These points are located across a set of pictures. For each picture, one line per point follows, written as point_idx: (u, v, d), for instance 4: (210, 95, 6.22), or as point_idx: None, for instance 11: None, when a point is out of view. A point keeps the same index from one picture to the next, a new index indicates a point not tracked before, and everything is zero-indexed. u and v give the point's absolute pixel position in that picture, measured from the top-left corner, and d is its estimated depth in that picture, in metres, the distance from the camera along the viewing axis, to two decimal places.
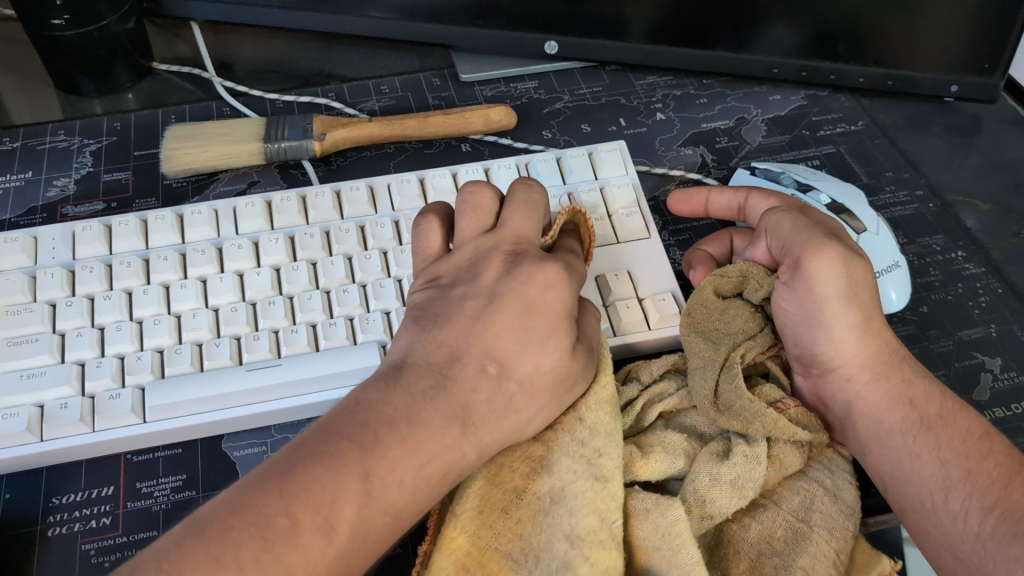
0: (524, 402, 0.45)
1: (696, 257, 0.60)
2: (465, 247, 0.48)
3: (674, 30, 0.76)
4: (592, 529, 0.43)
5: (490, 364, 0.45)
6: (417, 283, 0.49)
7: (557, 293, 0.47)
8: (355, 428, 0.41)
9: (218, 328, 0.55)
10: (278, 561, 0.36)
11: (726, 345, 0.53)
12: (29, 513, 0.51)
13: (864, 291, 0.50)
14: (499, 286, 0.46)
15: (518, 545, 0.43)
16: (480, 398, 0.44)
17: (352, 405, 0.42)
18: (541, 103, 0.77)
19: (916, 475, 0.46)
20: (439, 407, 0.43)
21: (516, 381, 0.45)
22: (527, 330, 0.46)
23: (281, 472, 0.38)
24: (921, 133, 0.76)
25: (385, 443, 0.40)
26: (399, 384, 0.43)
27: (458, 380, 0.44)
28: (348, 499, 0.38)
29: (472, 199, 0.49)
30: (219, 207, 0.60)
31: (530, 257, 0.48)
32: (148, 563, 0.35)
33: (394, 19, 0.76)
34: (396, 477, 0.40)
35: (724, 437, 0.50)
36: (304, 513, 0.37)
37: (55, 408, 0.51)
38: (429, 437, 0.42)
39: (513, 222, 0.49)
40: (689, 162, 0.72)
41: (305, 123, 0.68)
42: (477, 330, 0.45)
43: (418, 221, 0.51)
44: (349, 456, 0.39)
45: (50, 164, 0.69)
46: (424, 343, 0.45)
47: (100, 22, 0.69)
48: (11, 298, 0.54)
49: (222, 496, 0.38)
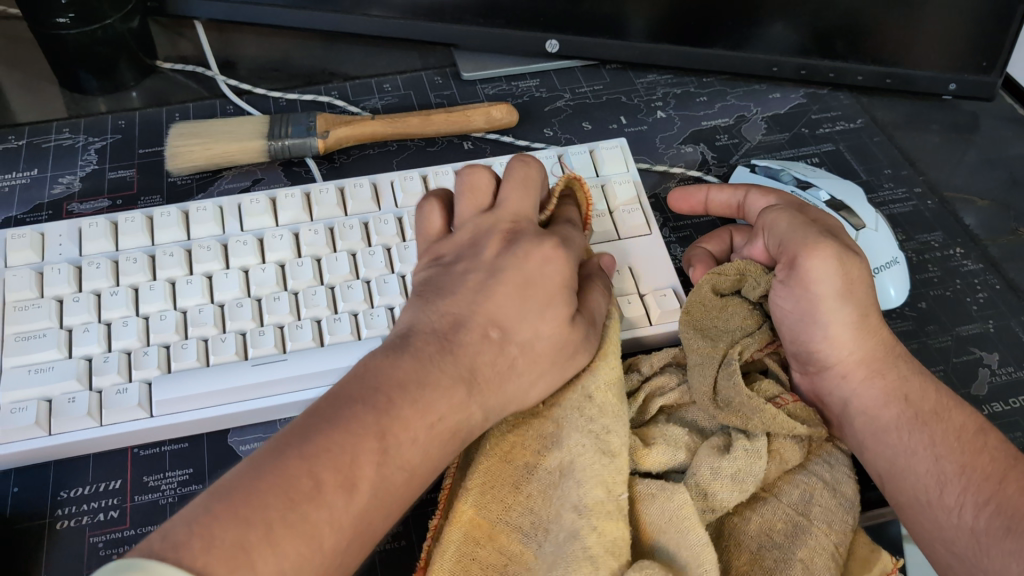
0: (527, 366, 0.47)
1: (696, 256, 0.61)
2: (466, 227, 0.50)
3: (674, 28, 0.77)
4: (599, 500, 0.44)
5: (493, 330, 0.46)
6: (421, 262, 0.51)
7: (554, 268, 0.48)
8: (366, 391, 0.41)
9: (224, 323, 0.55)
10: (305, 519, 0.36)
11: (724, 343, 0.53)
12: (37, 507, 0.51)
13: (860, 290, 0.51)
14: (499, 260, 0.48)
15: (528, 518, 0.46)
16: (485, 360, 0.45)
17: (359, 371, 0.43)
18: (543, 101, 0.77)
19: (912, 471, 0.46)
20: (446, 369, 0.44)
21: (517, 345, 0.47)
22: (527, 300, 0.47)
23: (298, 438, 0.39)
24: (919, 130, 0.76)
25: (398, 404, 0.41)
26: (407, 350, 0.44)
27: (463, 345, 0.45)
28: (367, 458, 0.39)
29: (469, 180, 0.51)
30: (225, 204, 0.61)
31: (526, 234, 0.49)
32: (179, 527, 0.34)
33: (397, 18, 0.77)
34: (410, 435, 0.41)
35: (724, 432, 0.51)
36: (327, 472, 0.38)
37: (63, 402, 0.51)
38: (438, 398, 0.43)
39: (509, 201, 0.51)
40: (689, 159, 0.72)
41: (308, 121, 0.68)
42: (480, 299, 0.47)
43: (420, 205, 0.53)
44: (364, 417, 0.40)
45: (55, 162, 0.70)
46: (430, 313, 0.46)
47: (105, 21, 0.70)
48: (19, 294, 0.55)
49: (243, 465, 0.38)
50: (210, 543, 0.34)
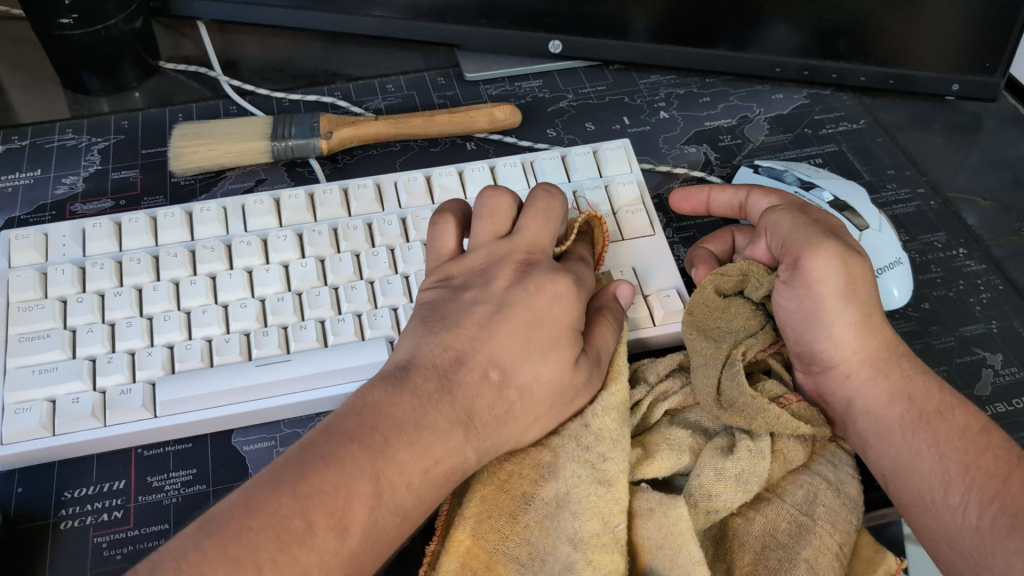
0: (524, 410, 0.47)
1: (699, 256, 0.61)
2: (478, 252, 0.50)
3: (676, 29, 0.77)
4: (595, 532, 0.45)
5: (493, 371, 0.46)
6: (428, 281, 0.51)
7: (563, 307, 0.48)
8: (363, 431, 0.42)
9: (227, 325, 0.55)
10: (294, 561, 0.37)
11: (727, 343, 0.53)
12: (41, 507, 0.51)
13: (863, 290, 0.51)
14: (508, 294, 0.48)
15: (525, 549, 0.45)
16: (483, 404, 0.45)
17: (359, 407, 0.43)
18: (545, 102, 0.77)
19: (916, 469, 0.46)
20: (445, 410, 0.44)
21: (516, 389, 0.46)
22: (532, 340, 0.47)
23: (292, 474, 0.39)
24: (922, 131, 0.76)
25: (394, 446, 0.42)
26: (407, 387, 0.44)
27: (462, 384, 0.45)
28: (360, 502, 0.40)
29: (490, 204, 0.51)
30: (228, 205, 0.61)
31: (539, 267, 0.49)
32: (168, 563, 0.36)
33: (400, 18, 0.77)
34: (405, 479, 0.41)
35: (728, 433, 0.51)
36: (319, 515, 0.38)
37: (67, 403, 0.51)
38: (435, 441, 0.43)
39: (527, 232, 0.51)
40: (692, 160, 0.72)
41: (311, 121, 0.68)
42: (483, 337, 0.46)
43: (434, 222, 0.52)
44: (360, 459, 0.41)
45: (59, 162, 0.70)
46: (430, 345, 0.46)
47: (108, 22, 0.70)
48: (23, 295, 0.55)
49: (236, 495, 0.39)
50: None
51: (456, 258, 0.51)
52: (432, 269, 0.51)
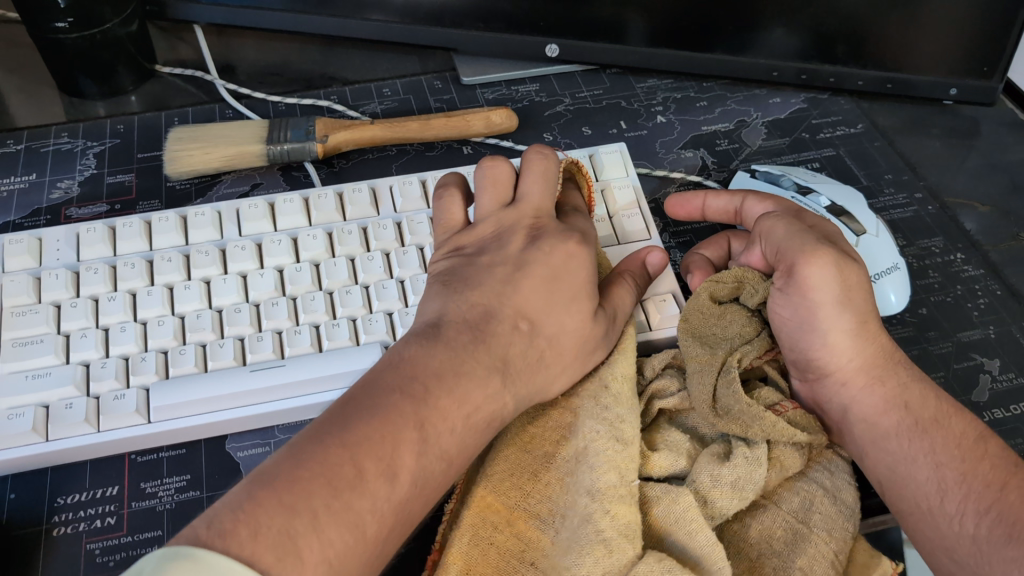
0: (555, 358, 0.48)
1: (694, 262, 0.60)
2: (489, 221, 0.51)
3: (673, 32, 0.77)
4: (611, 484, 0.44)
5: (522, 322, 0.47)
6: (440, 252, 0.52)
7: (578, 264, 0.49)
8: (404, 381, 0.42)
9: (222, 330, 0.55)
10: (349, 506, 0.37)
11: (723, 349, 0.53)
12: (34, 513, 0.51)
13: (859, 297, 0.50)
14: (524, 255, 0.49)
15: (546, 506, 0.46)
16: (516, 352, 0.46)
17: (397, 360, 0.44)
18: (543, 105, 0.77)
19: (912, 478, 0.46)
20: (481, 360, 0.45)
21: (545, 338, 0.48)
22: (555, 293, 0.48)
23: (337, 425, 0.40)
24: (920, 135, 0.76)
25: (435, 394, 0.42)
26: (440, 341, 0.45)
27: (495, 335, 0.46)
28: (408, 449, 0.40)
29: (491, 175, 0.52)
30: (223, 209, 0.61)
31: (550, 232, 0.50)
32: (224, 515, 0.35)
33: (397, 22, 0.77)
34: (448, 425, 0.42)
35: (724, 440, 0.50)
36: (368, 462, 0.39)
37: (60, 408, 0.51)
38: (473, 387, 0.44)
39: (531, 195, 0.52)
40: (689, 164, 0.72)
41: (307, 125, 0.68)
42: (508, 292, 0.48)
43: (441, 196, 0.54)
44: (404, 406, 0.41)
45: (54, 167, 0.70)
46: (459, 303, 0.47)
47: (104, 25, 0.69)
48: (17, 299, 0.55)
49: (282, 453, 0.39)
50: (255, 531, 0.34)
51: (465, 229, 0.52)
52: (443, 242, 0.52)
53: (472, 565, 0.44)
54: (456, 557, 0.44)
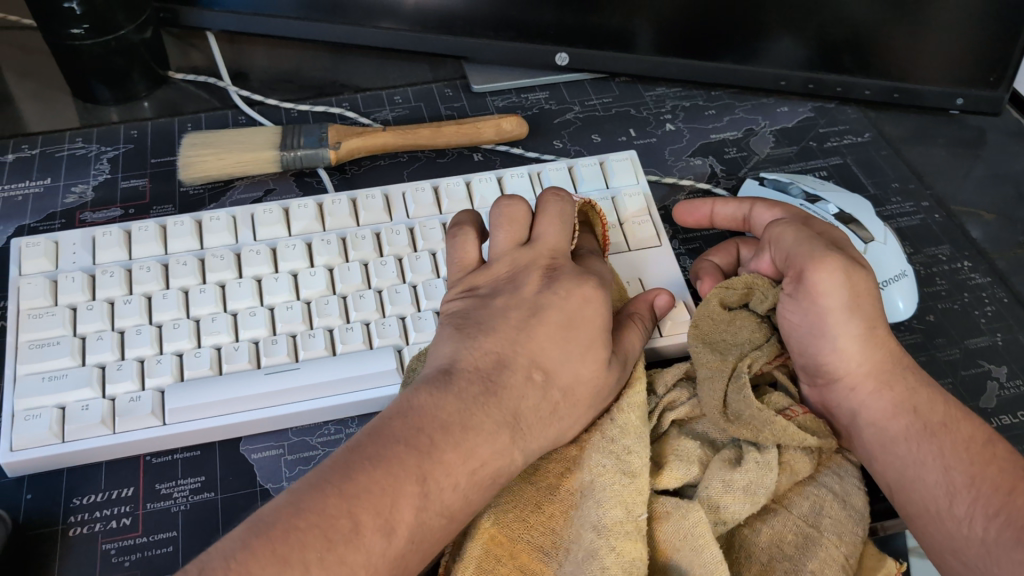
0: (568, 410, 0.47)
1: (704, 268, 0.60)
2: (503, 260, 0.51)
3: (681, 41, 0.77)
4: (617, 521, 0.45)
5: (536, 373, 0.47)
6: (452, 292, 0.51)
7: (594, 308, 0.49)
8: (410, 432, 0.42)
9: (237, 332, 0.56)
10: (341, 560, 0.38)
11: (733, 355, 0.53)
12: (50, 513, 0.51)
13: (867, 303, 0.51)
14: (540, 298, 0.48)
15: (549, 538, 0.46)
16: (529, 405, 0.46)
17: (406, 408, 0.44)
18: (552, 113, 0.78)
19: (921, 481, 0.47)
20: (491, 412, 0.45)
21: (560, 390, 0.47)
22: (570, 342, 0.48)
23: (340, 475, 0.40)
24: (926, 144, 0.77)
25: (440, 448, 0.42)
26: (451, 391, 0.45)
27: (507, 386, 0.46)
28: (406, 503, 0.40)
29: (506, 213, 0.52)
30: (238, 213, 0.61)
31: (566, 272, 0.50)
32: (216, 563, 0.37)
33: (408, 30, 0.78)
34: (452, 481, 0.42)
35: (735, 445, 0.51)
36: (366, 516, 0.39)
37: (77, 409, 0.52)
38: (481, 442, 0.43)
39: (546, 236, 0.51)
40: (698, 172, 0.73)
41: (320, 132, 0.69)
42: (522, 339, 0.47)
43: (453, 234, 0.52)
44: (408, 459, 0.41)
45: (68, 171, 0.71)
46: (470, 351, 0.47)
47: (119, 32, 0.70)
48: (33, 303, 0.56)
49: (284, 497, 0.40)
50: None
51: (481, 268, 0.51)
52: (457, 281, 0.51)
53: None
54: None
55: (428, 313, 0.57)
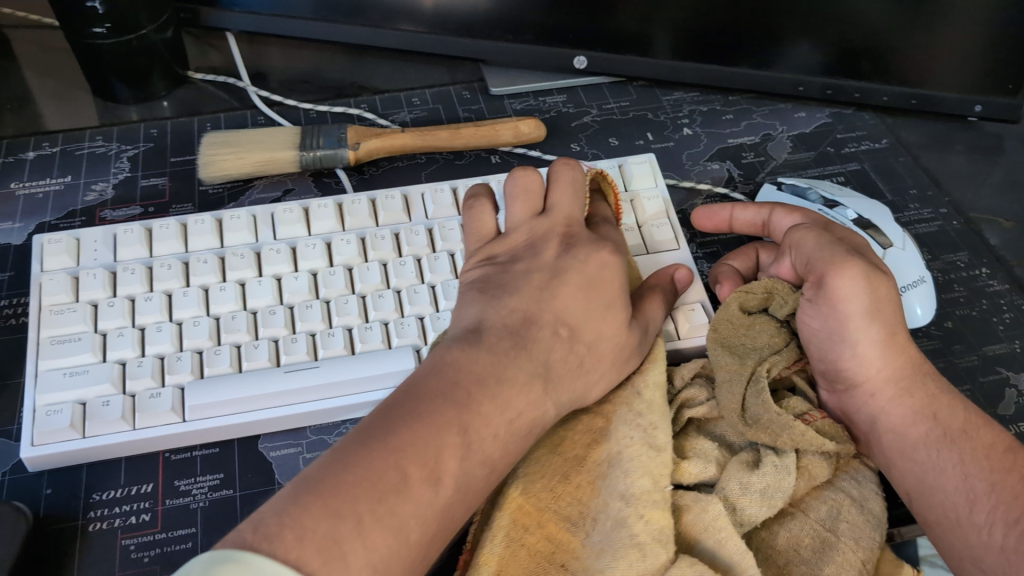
0: (594, 363, 0.48)
1: (724, 272, 0.61)
2: (521, 229, 0.52)
3: (699, 46, 0.78)
4: (646, 490, 0.44)
5: (562, 329, 0.47)
6: (472, 261, 0.52)
7: (611, 271, 0.50)
8: (447, 386, 0.42)
9: (256, 330, 0.56)
10: (392, 510, 0.37)
11: (752, 359, 0.53)
12: (70, 508, 0.52)
13: (888, 309, 0.51)
14: (560, 263, 0.49)
15: (576, 509, 0.45)
16: (558, 357, 0.47)
17: (439, 364, 0.44)
18: (570, 116, 0.78)
19: (941, 488, 0.47)
20: (523, 364, 0.45)
21: (585, 343, 0.48)
22: (592, 300, 0.49)
23: (381, 430, 0.40)
24: (944, 151, 0.77)
25: (478, 399, 0.43)
26: (483, 346, 0.45)
27: (536, 340, 0.46)
28: (451, 452, 0.40)
29: (522, 183, 0.53)
30: (258, 213, 0.61)
31: (582, 240, 0.51)
32: (269, 518, 0.35)
33: (426, 33, 0.78)
34: (492, 430, 0.42)
35: (753, 449, 0.51)
36: (413, 467, 0.39)
37: (97, 406, 0.52)
38: (517, 395, 0.44)
39: (561, 205, 0.52)
40: (716, 176, 0.73)
41: (339, 133, 0.69)
42: (545, 299, 0.48)
43: (471, 205, 0.54)
44: (448, 412, 0.41)
45: (88, 169, 0.71)
46: (496, 310, 0.47)
47: (140, 32, 0.71)
48: (55, 298, 0.56)
49: (328, 456, 0.39)
50: (302, 534, 0.35)
51: (499, 238, 0.52)
52: (476, 250, 0.53)
53: (506, 568, 0.43)
54: (490, 558, 0.43)
55: (446, 313, 0.57)
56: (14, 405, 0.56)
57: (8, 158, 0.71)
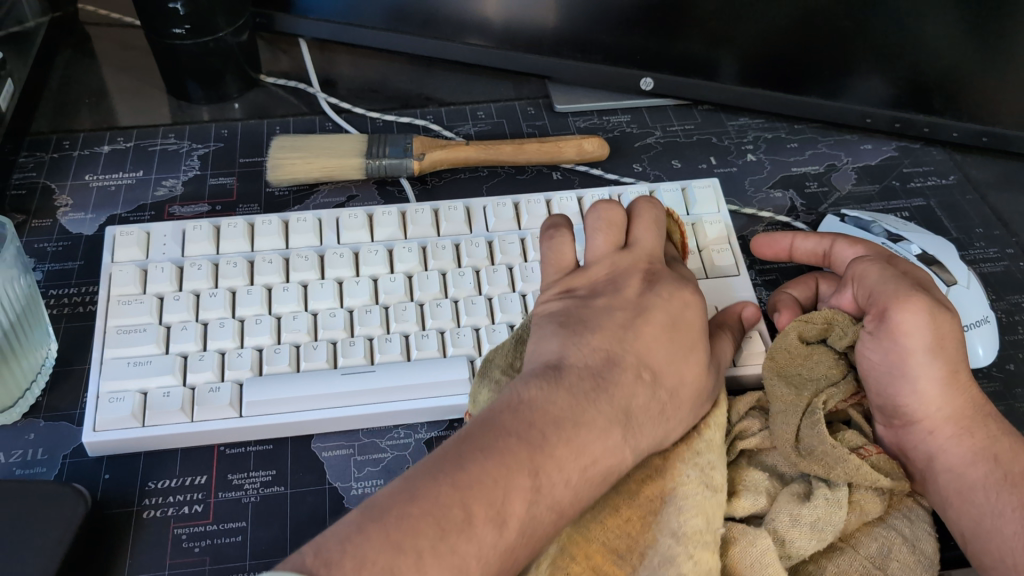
0: (674, 411, 0.47)
1: (782, 300, 0.60)
2: (602, 264, 0.51)
3: (767, 73, 0.77)
4: (698, 530, 0.45)
5: (645, 372, 0.46)
6: (550, 293, 0.51)
7: (692, 312, 0.50)
8: (523, 426, 0.41)
9: (316, 332, 0.57)
10: (454, 550, 0.37)
11: (808, 391, 0.53)
12: (126, 494, 0.53)
13: (951, 346, 0.50)
14: (643, 300, 0.49)
15: (624, 542, 0.45)
16: (639, 403, 0.45)
17: (517, 402, 0.43)
18: (633, 136, 0.78)
19: (998, 531, 0.46)
20: (603, 409, 0.44)
21: (666, 390, 0.47)
22: (674, 343, 0.48)
23: (452, 464, 0.39)
24: (1013, 190, 0.75)
25: (553, 442, 0.41)
26: (562, 384, 0.44)
27: (617, 383, 0.45)
28: (519, 496, 0.39)
29: (605, 217, 0.52)
30: (324, 216, 0.63)
31: (665, 277, 0.51)
32: (331, 545, 0.36)
33: (494, 47, 0.79)
34: (564, 476, 0.41)
35: (804, 480, 0.50)
36: (477, 505, 0.38)
37: (158, 396, 0.53)
38: (593, 439, 0.43)
39: (644, 241, 0.52)
40: (778, 205, 0.73)
41: (405, 142, 0.70)
42: (629, 339, 0.47)
43: (550, 236, 0.52)
44: (520, 453, 0.40)
45: (160, 165, 0.73)
46: (578, 346, 0.47)
47: (217, 34, 0.72)
48: (124, 289, 0.58)
49: (396, 484, 0.39)
50: (361, 565, 0.35)
51: (577, 271, 0.51)
52: (553, 282, 0.52)
53: None
54: None
55: (502, 325, 0.58)
56: (77, 390, 0.58)
57: (84, 150, 0.74)
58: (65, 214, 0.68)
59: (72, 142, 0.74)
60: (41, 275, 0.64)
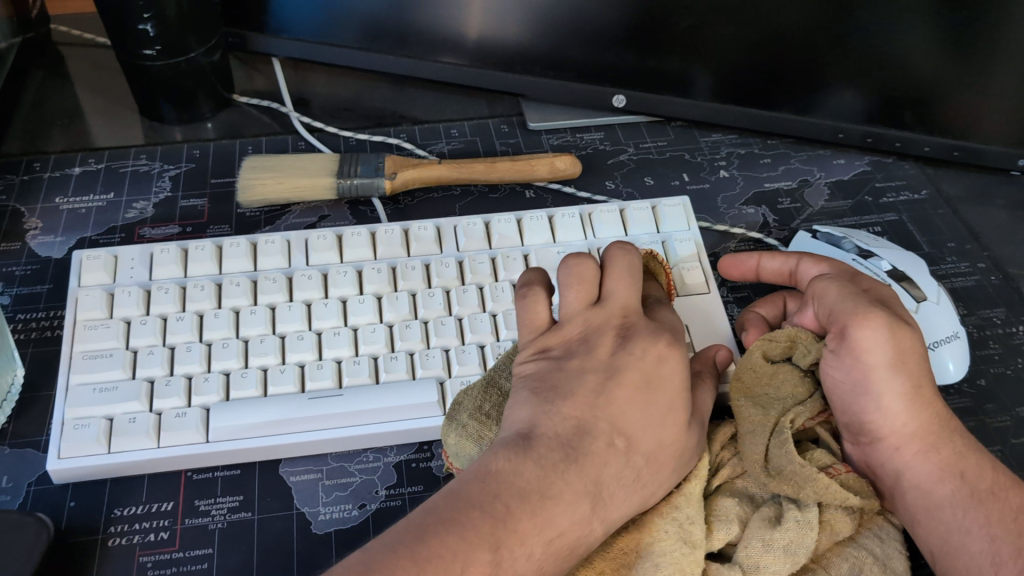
0: (652, 475, 0.46)
1: (750, 320, 0.60)
2: (575, 322, 0.48)
3: (739, 89, 0.77)
4: None
5: (618, 439, 0.45)
6: (524, 355, 0.49)
7: (670, 367, 0.47)
8: (487, 498, 0.41)
9: (284, 355, 0.57)
10: None
11: (776, 410, 0.52)
12: (91, 522, 0.52)
13: (912, 360, 0.50)
14: (615, 361, 0.47)
15: None
16: (611, 473, 0.44)
17: (484, 474, 0.42)
18: (606, 153, 0.78)
19: (965, 549, 0.47)
20: (572, 481, 0.43)
21: (643, 456, 0.45)
22: (651, 405, 0.46)
23: (412, 539, 0.39)
24: (985, 204, 0.76)
25: (516, 516, 0.41)
26: (532, 454, 0.43)
27: (589, 454, 0.44)
28: (476, 570, 0.39)
29: (576, 272, 0.48)
30: (293, 238, 0.62)
31: (640, 329, 0.48)
32: None
33: (467, 65, 0.79)
34: (526, 550, 0.41)
35: (775, 502, 0.49)
36: None
37: (123, 422, 0.53)
38: (560, 512, 0.42)
39: (617, 293, 0.49)
40: (751, 221, 0.73)
41: (377, 162, 0.70)
42: (602, 405, 0.45)
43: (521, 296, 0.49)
44: (482, 527, 0.40)
45: (130, 187, 0.72)
46: (548, 416, 0.45)
47: (189, 54, 0.72)
48: (91, 314, 0.57)
49: (355, 556, 0.39)
50: None
51: (553, 328, 0.49)
52: (527, 343, 0.49)
53: None
54: None
55: (472, 346, 0.57)
56: (44, 416, 0.57)
57: (54, 172, 0.73)
58: (34, 236, 0.68)
59: (43, 163, 0.74)
60: (8, 299, 0.63)
